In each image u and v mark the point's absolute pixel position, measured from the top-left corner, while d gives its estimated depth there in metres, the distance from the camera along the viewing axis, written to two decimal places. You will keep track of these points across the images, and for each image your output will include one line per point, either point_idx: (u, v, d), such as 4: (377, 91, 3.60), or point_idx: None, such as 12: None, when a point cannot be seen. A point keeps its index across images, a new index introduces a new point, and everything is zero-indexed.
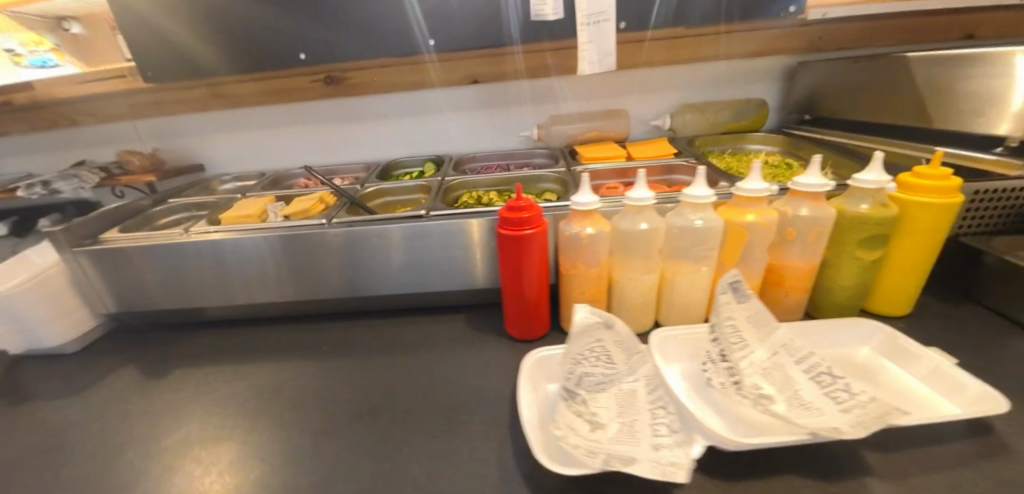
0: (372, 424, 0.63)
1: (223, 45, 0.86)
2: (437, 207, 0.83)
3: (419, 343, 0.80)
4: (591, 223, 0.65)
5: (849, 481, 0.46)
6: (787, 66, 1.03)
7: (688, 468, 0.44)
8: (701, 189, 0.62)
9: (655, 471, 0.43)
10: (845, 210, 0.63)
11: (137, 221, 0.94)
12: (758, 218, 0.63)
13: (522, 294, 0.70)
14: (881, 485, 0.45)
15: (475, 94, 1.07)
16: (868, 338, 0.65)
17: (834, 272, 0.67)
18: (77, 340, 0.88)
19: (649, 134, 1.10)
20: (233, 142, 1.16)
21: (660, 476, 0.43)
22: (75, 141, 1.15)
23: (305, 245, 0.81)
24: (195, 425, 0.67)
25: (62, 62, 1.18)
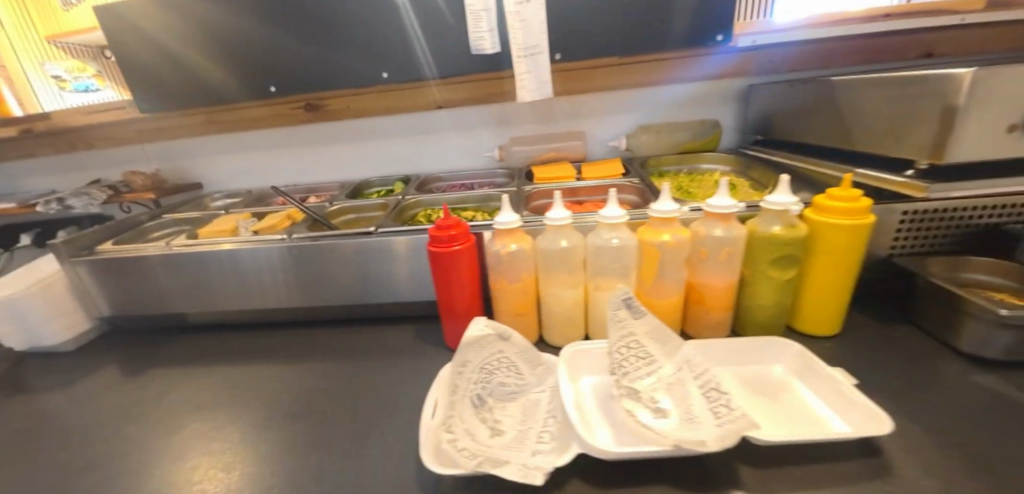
0: (315, 420, 0.71)
1: (208, 84, 0.99)
2: (386, 225, 0.90)
3: (370, 352, 0.86)
4: (514, 240, 0.69)
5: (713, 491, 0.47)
6: (740, 89, 1.05)
7: (548, 472, 0.47)
8: (614, 211, 0.67)
9: (517, 474, 0.47)
10: (757, 230, 0.66)
11: (132, 234, 1.04)
12: (670, 237, 0.66)
13: (453, 307, 0.75)
14: None
15: (440, 118, 1.14)
16: (784, 358, 0.66)
17: (753, 290, 0.69)
18: (72, 341, 0.98)
19: (610, 154, 1.14)
20: (225, 162, 1.26)
21: (521, 479, 0.47)
22: (92, 162, 1.29)
23: (267, 258, 0.89)
24: (169, 410, 0.77)
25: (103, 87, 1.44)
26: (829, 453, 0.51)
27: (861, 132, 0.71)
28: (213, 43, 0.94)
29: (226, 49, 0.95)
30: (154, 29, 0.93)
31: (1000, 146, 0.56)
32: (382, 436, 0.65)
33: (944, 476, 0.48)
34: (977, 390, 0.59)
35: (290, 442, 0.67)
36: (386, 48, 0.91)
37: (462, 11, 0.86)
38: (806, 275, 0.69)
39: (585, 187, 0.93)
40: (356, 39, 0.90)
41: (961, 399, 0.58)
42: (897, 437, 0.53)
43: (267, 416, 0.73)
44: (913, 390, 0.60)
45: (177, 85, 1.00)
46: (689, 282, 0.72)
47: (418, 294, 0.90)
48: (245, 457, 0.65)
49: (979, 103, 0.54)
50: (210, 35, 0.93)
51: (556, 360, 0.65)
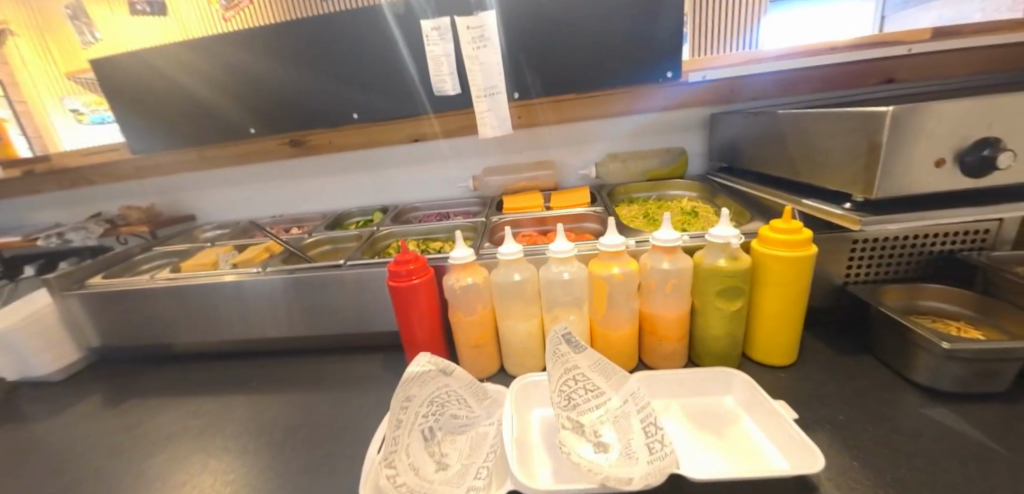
0: (276, 452, 0.73)
1: (195, 127, 1.06)
2: (356, 257, 0.93)
3: (339, 382, 0.88)
4: (469, 274, 0.72)
5: None
6: (704, 118, 1.08)
7: None
8: (563, 245, 0.69)
9: None
10: (703, 262, 0.67)
11: (122, 267, 1.09)
12: (618, 270, 0.68)
13: (414, 339, 0.77)
14: None
15: (417, 151, 1.18)
16: (734, 388, 0.66)
17: (704, 321, 0.70)
18: (61, 371, 1.02)
19: (581, 182, 1.17)
20: (216, 195, 1.32)
21: None
22: (93, 198, 1.36)
23: (242, 291, 0.93)
24: (143, 443, 0.80)
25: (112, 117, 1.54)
26: (760, 491, 0.51)
27: (809, 165, 0.73)
28: (196, 90, 1.01)
29: (210, 94, 1.01)
30: (142, 78, 1.00)
31: (926, 178, 0.59)
32: (335, 471, 0.66)
33: None
34: (925, 423, 0.58)
35: (248, 475, 0.69)
36: (357, 91, 0.97)
37: (424, 56, 0.91)
38: (757, 306, 0.70)
39: (551, 216, 0.95)
40: (329, 83, 0.97)
41: (907, 432, 0.57)
42: (833, 473, 0.53)
43: (232, 448, 0.76)
44: (859, 423, 0.60)
45: (166, 128, 1.06)
46: (642, 313, 0.73)
47: (387, 324, 0.92)
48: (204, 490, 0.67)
49: (902, 136, 0.57)
50: (194, 81, 1.00)
51: (507, 392, 0.66)
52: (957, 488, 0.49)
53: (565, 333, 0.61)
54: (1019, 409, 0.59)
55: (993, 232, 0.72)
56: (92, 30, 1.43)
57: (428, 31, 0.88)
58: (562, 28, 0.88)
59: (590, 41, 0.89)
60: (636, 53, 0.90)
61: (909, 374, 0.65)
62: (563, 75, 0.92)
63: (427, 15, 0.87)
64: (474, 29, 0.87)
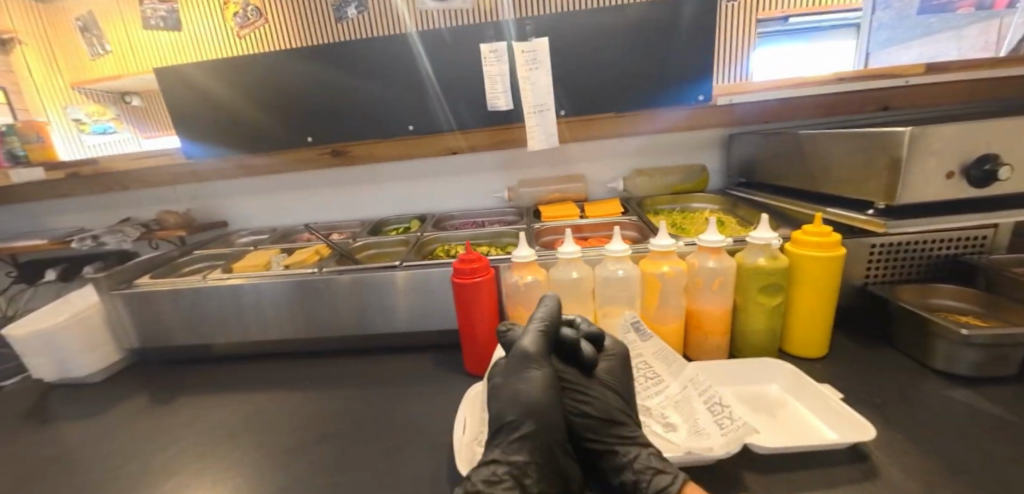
0: (341, 442, 0.75)
1: (250, 134, 1.10)
2: (409, 259, 0.98)
3: (392, 379, 0.91)
4: (530, 272, 0.78)
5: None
6: (722, 138, 1.18)
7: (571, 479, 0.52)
8: (618, 245, 0.75)
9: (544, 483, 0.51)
10: (746, 261, 0.75)
11: (166, 269, 1.12)
12: (669, 268, 0.75)
13: (474, 334, 0.81)
14: None
15: (455, 162, 1.25)
16: (778, 377, 0.73)
17: (745, 315, 0.78)
18: (100, 371, 1.03)
19: (609, 195, 1.25)
20: (250, 202, 1.35)
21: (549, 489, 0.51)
22: (126, 203, 1.37)
23: (300, 290, 0.96)
24: (202, 438, 0.81)
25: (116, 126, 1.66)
26: (823, 464, 0.57)
27: (831, 178, 0.83)
28: (259, 100, 1.06)
29: (271, 104, 1.06)
30: (205, 87, 1.05)
31: (940, 188, 0.68)
32: (412, 457, 0.69)
33: (926, 480, 0.53)
34: (950, 404, 0.66)
35: (320, 462, 0.71)
36: (412, 105, 1.04)
37: (480, 74, 0.99)
38: (792, 302, 0.77)
39: (589, 223, 1.03)
40: (386, 96, 1.03)
41: (937, 410, 0.65)
42: (881, 446, 0.59)
43: (297, 437, 0.78)
44: (894, 405, 0.67)
45: (220, 133, 1.10)
46: (688, 310, 0.80)
47: (436, 324, 0.97)
48: (282, 475, 0.69)
49: (918, 153, 0.66)
50: (255, 93, 1.06)
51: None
52: (988, 457, 0.56)
53: (632, 321, 0.71)
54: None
55: (989, 239, 0.83)
56: (101, 42, 1.48)
57: (484, 53, 0.97)
58: (607, 55, 0.97)
59: (630, 66, 0.99)
60: (670, 79, 1.00)
61: (929, 361, 0.73)
62: (606, 96, 1.02)
63: (486, 38, 0.97)
64: (528, 52, 0.96)
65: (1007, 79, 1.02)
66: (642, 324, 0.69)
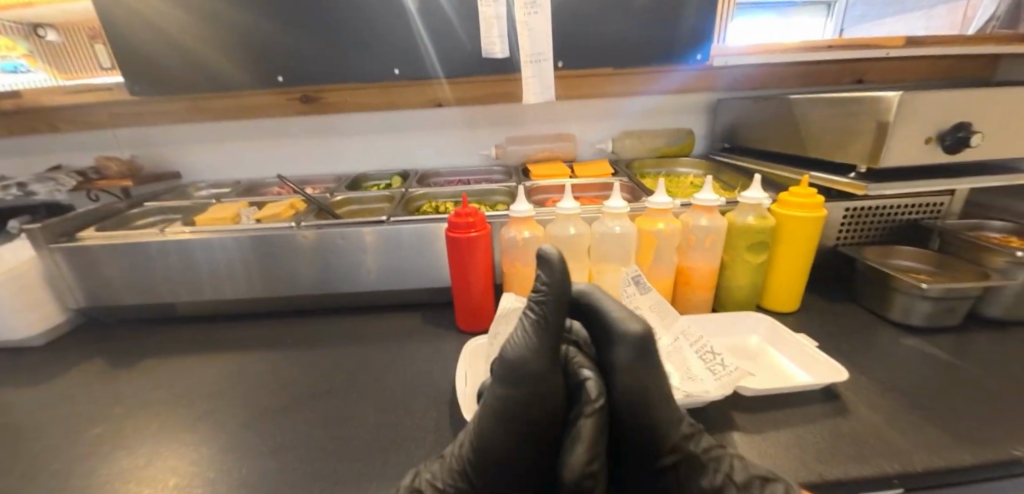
0: (331, 398, 0.73)
1: (209, 71, 0.98)
2: (396, 214, 0.93)
3: (380, 336, 0.89)
4: (527, 227, 0.76)
5: (715, 432, 0.57)
6: (709, 103, 1.19)
7: None
8: (617, 202, 0.75)
9: None
10: (737, 220, 0.77)
11: (115, 221, 1.00)
12: (665, 226, 0.76)
13: (469, 289, 0.80)
14: (741, 437, 0.56)
15: (440, 116, 1.19)
16: (756, 328, 0.77)
17: (731, 272, 0.81)
18: (43, 334, 0.92)
19: (596, 156, 1.24)
20: (208, 150, 1.23)
21: None
22: (56, 147, 1.20)
23: (277, 245, 0.89)
24: (173, 401, 0.75)
25: (36, 67, 1.22)
26: (806, 405, 0.61)
27: (819, 144, 0.85)
28: (219, 33, 0.94)
29: (235, 36, 0.94)
30: (151, 9, 0.90)
31: (918, 153, 0.72)
32: (411, 409, 0.68)
33: (892, 413, 0.59)
34: (909, 350, 0.73)
35: (311, 419, 0.68)
36: (398, 46, 0.96)
37: (475, 16, 0.93)
38: (774, 260, 0.81)
39: (580, 183, 1.02)
40: (371, 35, 0.95)
41: (896, 355, 0.71)
42: (853, 388, 0.65)
43: (283, 396, 0.74)
44: (862, 353, 0.73)
45: (171, 69, 0.97)
46: (678, 267, 0.82)
47: (425, 282, 0.94)
48: (273, 430, 0.66)
49: (905, 117, 0.69)
50: (215, 23, 0.93)
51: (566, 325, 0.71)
52: (943, 394, 0.63)
53: (633, 275, 0.70)
54: (973, 339, 0.75)
55: (946, 205, 0.90)
56: None
57: None
58: (609, 4, 0.93)
59: (630, 18, 0.95)
60: (670, 34, 0.98)
61: (889, 315, 0.80)
62: (603, 49, 0.98)
63: None
64: None
65: (964, 57, 1.10)
66: (642, 278, 0.70)
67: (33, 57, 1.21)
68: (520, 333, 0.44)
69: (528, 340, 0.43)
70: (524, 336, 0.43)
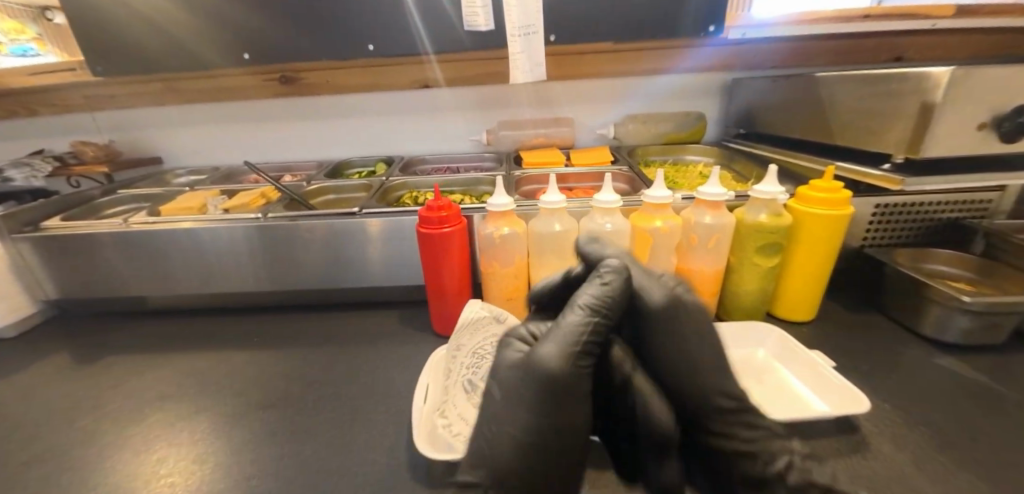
0: (287, 405, 0.67)
1: (172, 48, 0.91)
2: (370, 206, 0.86)
3: (352, 336, 0.83)
4: (507, 223, 0.68)
5: None
6: (724, 83, 1.08)
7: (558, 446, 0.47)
8: (609, 195, 0.66)
9: None
10: (747, 218, 0.67)
11: (83, 210, 0.96)
12: (662, 223, 0.66)
13: (443, 290, 0.73)
14: None
15: (427, 98, 1.10)
16: (764, 340, 0.69)
17: (738, 276, 0.71)
18: (13, 326, 0.89)
19: (597, 142, 1.14)
20: (188, 135, 1.18)
21: None
22: (35, 131, 1.17)
23: (244, 237, 0.83)
24: (125, 403, 0.71)
25: (46, 51, 1.09)
26: (817, 438, 0.52)
27: (850, 130, 0.74)
28: (182, 7, 0.87)
29: (196, 10, 0.87)
30: None
31: (967, 141, 0.61)
32: (369, 421, 0.62)
33: (918, 452, 0.50)
34: (942, 372, 0.63)
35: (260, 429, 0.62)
36: (373, 19, 0.87)
37: None
38: (790, 263, 0.71)
39: (575, 172, 0.93)
40: (341, 7, 0.86)
41: (926, 379, 0.62)
42: (875, 417, 0.55)
43: (239, 401, 0.69)
44: (887, 373, 0.63)
45: (132, 46, 0.90)
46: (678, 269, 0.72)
47: (401, 278, 0.87)
48: (219, 438, 0.60)
49: (954, 98, 0.58)
50: None
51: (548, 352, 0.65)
52: (982, 429, 0.53)
53: None
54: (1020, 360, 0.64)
55: (994, 202, 0.78)
56: None
57: None
58: None
59: None
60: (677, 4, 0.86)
61: (920, 329, 0.69)
62: (601, 21, 0.87)
63: None
64: None
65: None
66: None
67: (42, 40, 1.08)
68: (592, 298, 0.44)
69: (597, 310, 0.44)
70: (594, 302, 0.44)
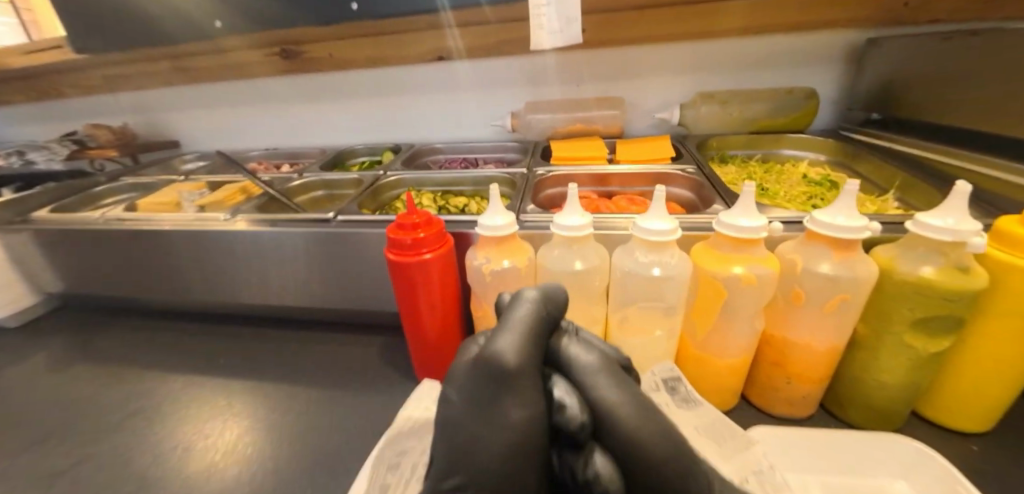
0: (194, 466, 0.50)
1: (149, 14, 0.80)
2: (350, 211, 0.68)
3: (315, 360, 0.66)
4: (504, 253, 0.47)
5: None
6: (849, 47, 0.76)
7: None
8: (659, 220, 0.41)
9: None
10: (893, 269, 0.41)
11: (79, 199, 0.90)
12: (744, 270, 0.41)
13: (422, 332, 0.55)
14: None
15: (442, 73, 0.91)
16: (910, 470, 0.40)
17: (871, 356, 0.44)
18: (17, 316, 0.81)
19: (655, 129, 0.87)
20: (200, 118, 1.10)
21: None
22: (70, 113, 1.17)
23: (206, 244, 0.70)
24: (40, 419, 0.59)
25: None
26: None
27: None
28: None
29: None
30: None
31: None
32: None
33: None
34: None
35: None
36: None
37: None
38: (960, 341, 0.44)
39: (618, 172, 0.69)
40: None
41: None
42: None
43: (153, 441, 0.54)
44: None
45: (105, 22, 0.82)
46: (765, 335, 0.47)
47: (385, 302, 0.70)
48: None
49: None
50: None
51: (669, 348, 0.47)
52: None
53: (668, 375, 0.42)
54: None
55: None
56: None
57: None
58: None
59: None
60: None
61: None
62: None
63: None
64: None
65: None
66: (682, 382, 0.42)
67: None
68: (589, 361, 0.32)
69: (582, 405, 0.30)
70: (594, 363, 0.32)
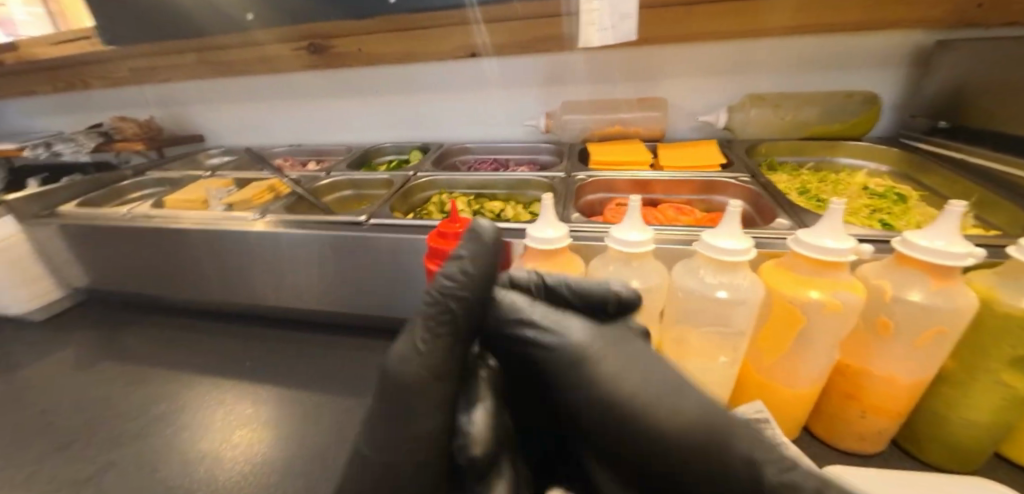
0: (219, 478, 0.48)
1: (177, 7, 0.78)
2: (382, 214, 0.65)
3: (344, 366, 0.64)
4: (555, 267, 0.44)
5: None
6: (913, 50, 0.71)
7: None
8: (731, 241, 0.38)
9: None
10: (994, 300, 0.37)
11: (105, 193, 0.89)
12: (826, 295, 0.37)
13: None
14: None
15: (474, 71, 0.88)
16: None
17: (959, 393, 0.40)
18: (42, 309, 0.80)
19: (697, 132, 0.83)
20: (225, 112, 1.09)
21: None
22: (96, 105, 1.17)
23: (234, 245, 0.68)
24: (64, 420, 0.58)
25: None
26: None
27: None
28: None
29: None
30: None
31: None
32: None
33: None
34: None
35: None
36: None
37: None
38: None
39: (664, 179, 0.65)
40: None
41: None
42: None
43: (176, 450, 0.52)
44: None
45: (132, 14, 0.80)
46: (839, 365, 0.43)
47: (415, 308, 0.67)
48: None
49: None
50: None
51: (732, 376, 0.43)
52: None
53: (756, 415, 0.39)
54: None
55: None
56: None
57: None
58: None
59: None
60: None
61: None
62: None
63: None
64: None
65: None
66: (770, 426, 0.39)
67: None
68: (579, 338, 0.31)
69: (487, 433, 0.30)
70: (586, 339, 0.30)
